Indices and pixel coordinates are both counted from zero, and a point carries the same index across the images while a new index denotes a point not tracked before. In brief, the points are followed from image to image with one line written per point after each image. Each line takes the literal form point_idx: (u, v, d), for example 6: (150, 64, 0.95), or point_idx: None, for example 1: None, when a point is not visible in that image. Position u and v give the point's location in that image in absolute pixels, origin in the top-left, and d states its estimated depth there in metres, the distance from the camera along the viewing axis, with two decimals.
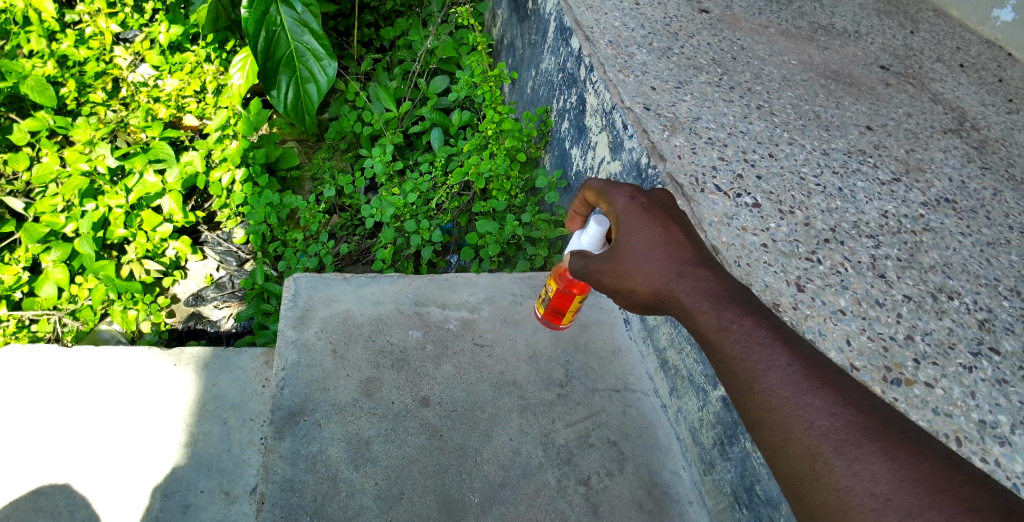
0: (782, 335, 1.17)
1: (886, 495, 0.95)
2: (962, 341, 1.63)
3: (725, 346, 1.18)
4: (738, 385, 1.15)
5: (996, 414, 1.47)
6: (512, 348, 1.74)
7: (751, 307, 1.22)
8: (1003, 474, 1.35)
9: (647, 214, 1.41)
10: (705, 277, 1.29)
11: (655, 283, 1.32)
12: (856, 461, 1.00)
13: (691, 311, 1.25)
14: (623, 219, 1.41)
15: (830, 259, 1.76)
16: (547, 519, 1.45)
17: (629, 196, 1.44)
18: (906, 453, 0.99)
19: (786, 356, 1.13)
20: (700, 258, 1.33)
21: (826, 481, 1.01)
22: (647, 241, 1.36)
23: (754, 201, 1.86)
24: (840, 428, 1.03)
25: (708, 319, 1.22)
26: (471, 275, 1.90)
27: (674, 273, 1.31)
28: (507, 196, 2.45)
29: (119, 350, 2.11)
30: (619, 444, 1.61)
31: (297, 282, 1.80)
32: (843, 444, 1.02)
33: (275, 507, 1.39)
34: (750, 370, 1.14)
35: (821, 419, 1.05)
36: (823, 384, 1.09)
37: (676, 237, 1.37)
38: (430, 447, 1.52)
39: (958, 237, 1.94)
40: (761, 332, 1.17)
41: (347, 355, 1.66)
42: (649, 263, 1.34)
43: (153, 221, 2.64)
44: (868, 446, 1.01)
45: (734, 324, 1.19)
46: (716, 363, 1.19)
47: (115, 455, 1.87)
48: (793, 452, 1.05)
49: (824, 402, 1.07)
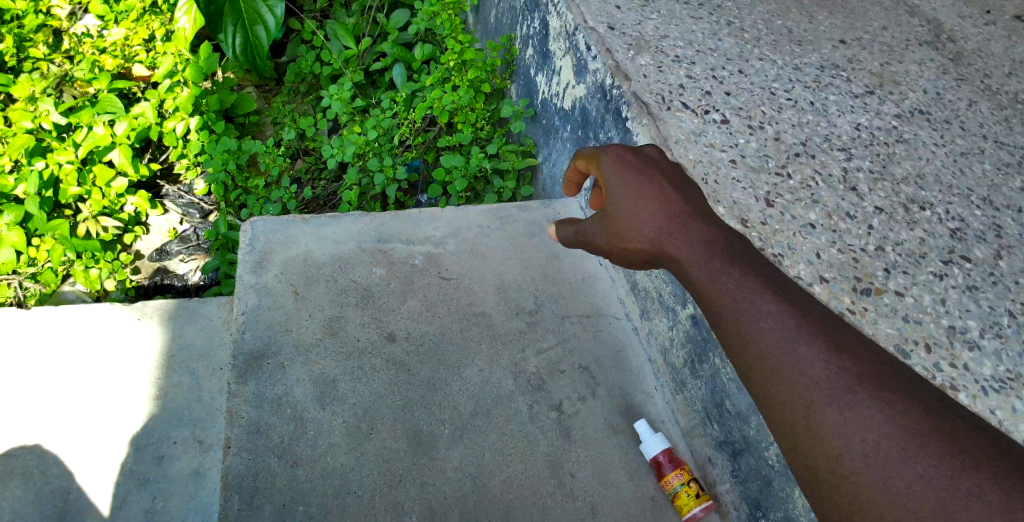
0: (776, 290, 1.12)
1: (875, 438, 0.92)
2: (934, 250, 1.61)
3: (722, 301, 1.13)
4: (733, 339, 1.10)
5: (965, 320, 1.46)
6: (480, 280, 1.71)
7: (749, 265, 1.17)
8: (971, 378, 1.34)
9: (638, 172, 1.32)
10: (700, 235, 1.23)
11: (650, 242, 1.26)
12: (848, 406, 0.96)
13: (687, 270, 1.20)
14: (613, 180, 1.32)
15: (800, 174, 1.72)
16: (519, 445, 1.45)
17: (615, 156, 1.35)
18: (893, 398, 0.96)
19: (780, 308, 1.08)
20: (693, 215, 1.27)
21: (820, 429, 0.96)
22: (638, 199, 1.29)
23: (722, 117, 1.81)
24: (833, 375, 0.99)
25: (706, 277, 1.17)
26: (435, 210, 1.85)
27: (667, 229, 1.25)
28: (473, 128, 2.39)
29: (80, 308, 2.03)
30: (591, 368, 1.60)
31: (254, 227, 1.72)
32: (834, 391, 0.98)
33: (242, 450, 1.36)
34: (744, 323, 1.09)
35: (814, 367, 1.01)
36: (819, 336, 1.04)
37: (668, 194, 1.30)
38: (398, 381, 1.50)
39: (931, 148, 1.90)
40: (755, 285, 1.12)
41: (309, 296, 1.61)
42: (642, 219, 1.27)
43: (106, 175, 2.56)
44: (860, 392, 0.97)
45: (730, 279, 1.14)
46: (712, 318, 1.14)
47: (84, 414, 1.83)
48: (785, 400, 1.01)
49: (816, 351, 1.02)
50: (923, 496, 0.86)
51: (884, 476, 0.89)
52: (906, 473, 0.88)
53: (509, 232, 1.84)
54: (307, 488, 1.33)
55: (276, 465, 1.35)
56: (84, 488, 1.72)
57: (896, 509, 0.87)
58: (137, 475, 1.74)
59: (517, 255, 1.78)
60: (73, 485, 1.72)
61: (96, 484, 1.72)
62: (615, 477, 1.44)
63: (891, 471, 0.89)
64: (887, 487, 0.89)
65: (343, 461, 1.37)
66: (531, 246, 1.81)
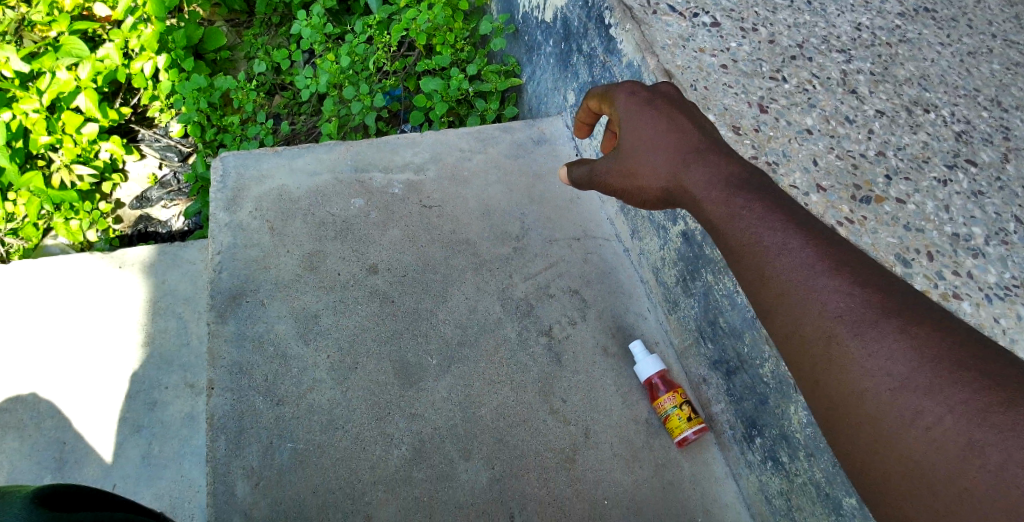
0: (796, 217, 0.96)
1: (905, 375, 0.77)
2: (938, 155, 1.53)
3: (733, 233, 0.98)
4: (747, 275, 0.95)
5: (970, 227, 1.39)
6: (462, 207, 1.65)
7: (766, 190, 1.01)
8: (975, 286, 1.29)
9: (653, 106, 1.18)
10: (714, 163, 1.08)
11: (660, 175, 1.12)
12: (875, 341, 0.81)
13: (699, 201, 1.05)
14: (626, 116, 1.19)
15: (796, 77, 1.62)
16: (509, 373, 1.42)
17: (628, 91, 1.22)
18: (927, 329, 0.80)
19: (798, 236, 0.92)
20: (710, 144, 1.12)
21: (842, 369, 0.82)
22: (651, 133, 1.15)
23: (712, 19, 1.69)
24: (858, 307, 0.84)
25: (717, 206, 1.02)
26: (414, 135, 1.76)
27: (681, 160, 1.11)
28: (452, 50, 2.30)
29: (58, 259, 1.95)
30: (581, 292, 1.55)
31: (225, 162, 1.64)
32: (861, 325, 0.83)
33: (225, 390, 1.33)
34: (758, 255, 0.94)
35: (836, 300, 0.85)
36: (843, 265, 0.88)
37: (684, 125, 1.15)
38: (382, 314, 1.45)
39: (936, 48, 1.78)
40: (771, 212, 0.96)
41: (286, 231, 1.55)
42: (655, 153, 1.13)
43: (76, 121, 2.47)
44: (889, 324, 0.81)
45: (743, 208, 0.99)
46: (726, 254, 1.00)
47: (73, 364, 1.80)
48: (805, 338, 0.87)
49: (841, 282, 0.87)
50: (957, 439, 0.71)
51: (913, 418, 0.75)
52: (938, 414, 0.74)
53: (491, 155, 1.77)
54: (293, 425, 1.31)
55: (261, 404, 1.33)
56: (80, 436, 1.71)
57: (927, 454, 0.73)
58: (130, 422, 1.73)
59: (501, 179, 1.72)
60: (68, 434, 1.71)
61: (92, 432, 1.72)
62: (607, 400, 1.41)
63: (920, 411, 0.75)
64: (917, 431, 0.75)
65: (329, 397, 1.35)
66: (515, 168, 1.75)
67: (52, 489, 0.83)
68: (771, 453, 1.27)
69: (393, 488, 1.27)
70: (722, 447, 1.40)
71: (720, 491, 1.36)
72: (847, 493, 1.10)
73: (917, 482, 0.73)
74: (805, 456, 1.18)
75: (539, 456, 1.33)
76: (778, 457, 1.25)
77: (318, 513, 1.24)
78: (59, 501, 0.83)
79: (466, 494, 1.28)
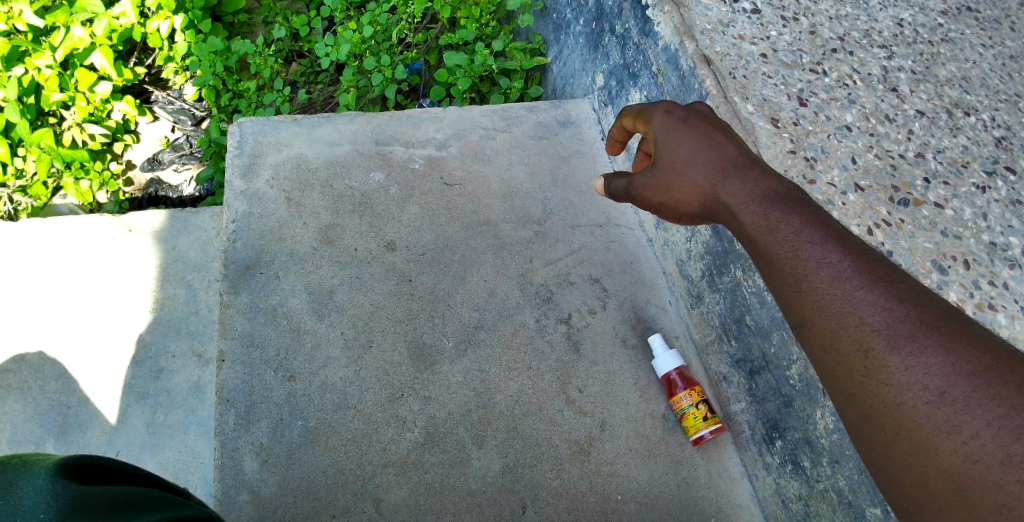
0: (835, 228, 0.90)
1: (943, 388, 0.73)
2: (977, 160, 1.47)
3: (770, 244, 0.92)
4: (783, 287, 0.90)
5: (1008, 236, 1.34)
6: (485, 186, 1.61)
7: (806, 203, 0.95)
8: (1010, 298, 1.24)
9: (690, 124, 1.12)
10: (755, 175, 1.02)
11: (700, 188, 1.06)
12: (914, 355, 0.76)
13: (737, 214, 0.99)
14: (662, 134, 1.13)
15: (836, 71, 1.56)
16: (525, 361, 1.39)
17: (664, 109, 1.16)
18: (967, 343, 0.75)
19: (836, 247, 0.87)
20: (749, 159, 1.06)
21: (877, 381, 0.78)
22: (689, 146, 1.10)
23: (753, 6, 1.64)
24: (896, 320, 0.79)
25: (754, 218, 0.96)
26: (436, 110, 1.71)
27: (722, 170, 1.05)
28: (477, 25, 2.26)
29: (68, 220, 1.91)
30: (602, 280, 1.52)
31: (242, 127, 1.60)
32: (900, 341, 0.77)
33: (236, 364, 1.30)
34: (795, 269, 0.88)
35: (873, 312, 0.80)
36: (882, 278, 0.83)
37: (719, 139, 1.09)
38: (399, 294, 1.42)
39: (978, 49, 1.71)
40: (809, 222, 0.91)
41: (303, 202, 1.51)
42: (694, 166, 1.07)
43: (89, 80, 2.39)
44: (928, 338, 0.76)
45: (781, 219, 0.93)
46: (759, 265, 0.94)
47: (80, 327, 1.76)
48: (842, 350, 0.82)
49: (879, 295, 0.81)
50: (995, 453, 0.67)
51: (949, 432, 0.71)
52: (975, 429, 0.69)
53: (515, 134, 1.72)
54: (304, 402, 1.28)
55: (272, 380, 1.30)
56: (84, 401, 1.68)
57: (963, 469, 0.69)
58: (136, 389, 1.70)
59: (525, 159, 1.68)
60: (73, 399, 1.68)
61: (97, 397, 1.69)
62: (624, 393, 1.38)
63: (957, 424, 0.70)
64: (953, 445, 0.70)
65: (341, 375, 1.32)
66: (539, 150, 1.71)
67: (104, 463, 0.85)
68: (792, 456, 1.23)
69: (403, 472, 1.24)
70: (740, 447, 1.37)
71: (735, 491, 1.33)
72: (871, 502, 1.07)
73: (953, 496, 0.69)
74: (829, 462, 1.14)
75: (554, 446, 1.30)
76: (799, 462, 1.22)
77: (327, 494, 1.21)
78: (106, 475, 0.85)
79: (478, 482, 1.25)
